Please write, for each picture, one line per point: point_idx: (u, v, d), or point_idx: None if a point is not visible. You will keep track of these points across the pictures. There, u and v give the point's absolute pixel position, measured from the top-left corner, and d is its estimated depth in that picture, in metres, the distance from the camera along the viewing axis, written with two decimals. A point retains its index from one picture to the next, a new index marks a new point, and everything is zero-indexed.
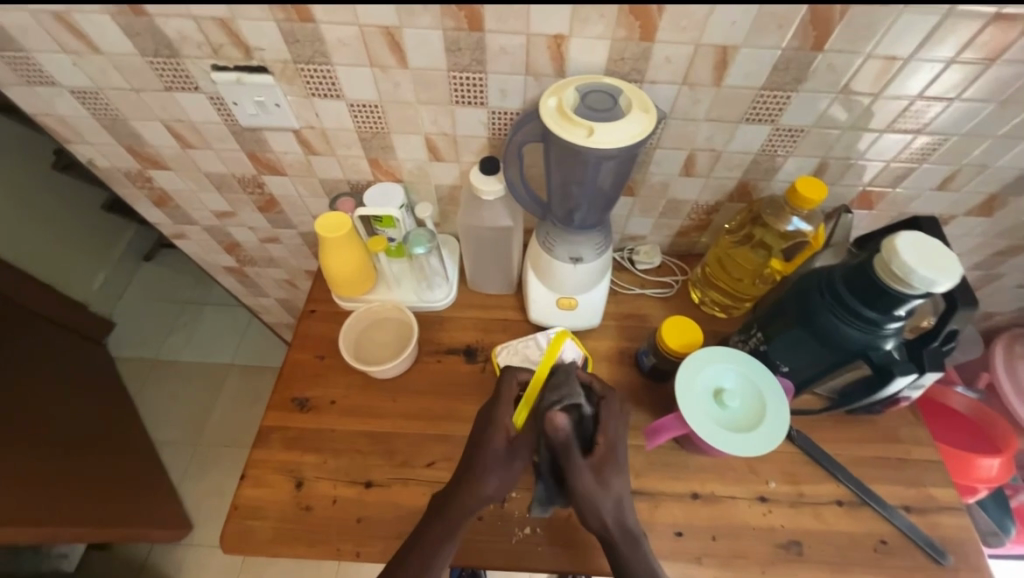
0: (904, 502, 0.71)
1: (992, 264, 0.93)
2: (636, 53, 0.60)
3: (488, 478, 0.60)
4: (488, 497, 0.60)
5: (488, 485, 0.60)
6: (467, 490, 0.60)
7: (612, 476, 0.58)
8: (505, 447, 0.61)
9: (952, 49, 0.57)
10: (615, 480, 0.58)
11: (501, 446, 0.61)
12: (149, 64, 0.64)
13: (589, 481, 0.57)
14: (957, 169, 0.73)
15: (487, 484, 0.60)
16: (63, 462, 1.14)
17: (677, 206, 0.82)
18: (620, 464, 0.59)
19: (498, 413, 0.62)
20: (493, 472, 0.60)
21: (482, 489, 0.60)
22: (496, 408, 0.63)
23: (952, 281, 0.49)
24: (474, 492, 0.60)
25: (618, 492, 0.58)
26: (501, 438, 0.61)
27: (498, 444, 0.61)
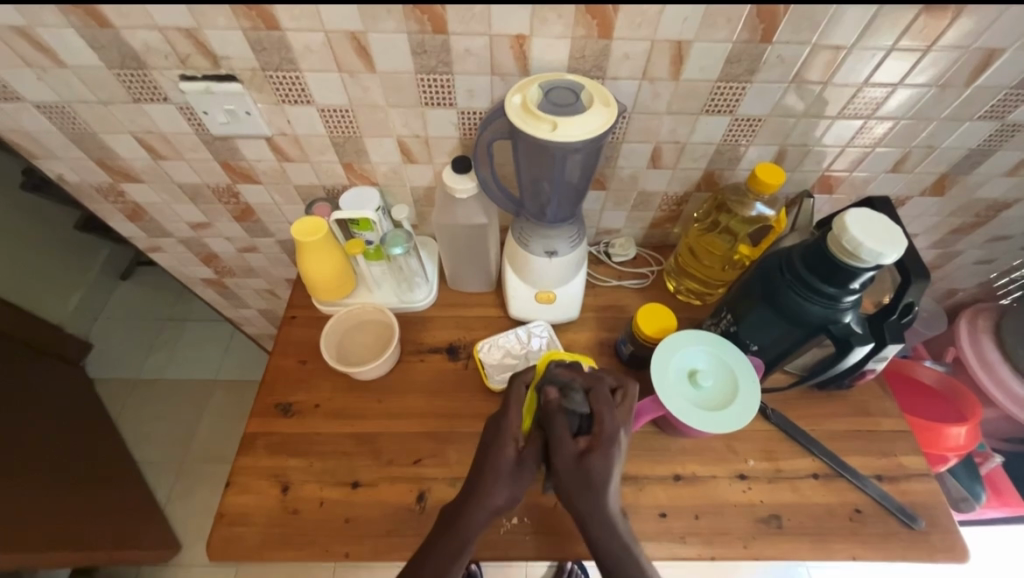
0: (876, 472, 0.74)
1: (949, 241, 0.97)
2: (596, 51, 0.62)
3: (500, 493, 0.58)
4: (498, 508, 0.58)
5: (498, 497, 0.58)
6: (477, 505, 0.58)
7: (596, 468, 0.56)
8: (515, 461, 0.59)
9: (890, 37, 0.60)
10: (599, 473, 0.56)
11: (511, 459, 0.59)
12: (116, 77, 0.64)
13: (570, 466, 0.56)
14: (908, 151, 0.76)
15: (496, 495, 0.58)
16: (43, 485, 1.12)
17: (647, 198, 0.85)
18: (609, 453, 0.57)
19: (506, 421, 0.61)
20: (504, 485, 0.58)
21: (491, 500, 0.58)
22: (504, 416, 0.61)
23: (898, 253, 0.52)
24: (485, 505, 0.58)
25: (601, 484, 0.56)
26: (512, 451, 0.59)
27: (509, 456, 0.59)
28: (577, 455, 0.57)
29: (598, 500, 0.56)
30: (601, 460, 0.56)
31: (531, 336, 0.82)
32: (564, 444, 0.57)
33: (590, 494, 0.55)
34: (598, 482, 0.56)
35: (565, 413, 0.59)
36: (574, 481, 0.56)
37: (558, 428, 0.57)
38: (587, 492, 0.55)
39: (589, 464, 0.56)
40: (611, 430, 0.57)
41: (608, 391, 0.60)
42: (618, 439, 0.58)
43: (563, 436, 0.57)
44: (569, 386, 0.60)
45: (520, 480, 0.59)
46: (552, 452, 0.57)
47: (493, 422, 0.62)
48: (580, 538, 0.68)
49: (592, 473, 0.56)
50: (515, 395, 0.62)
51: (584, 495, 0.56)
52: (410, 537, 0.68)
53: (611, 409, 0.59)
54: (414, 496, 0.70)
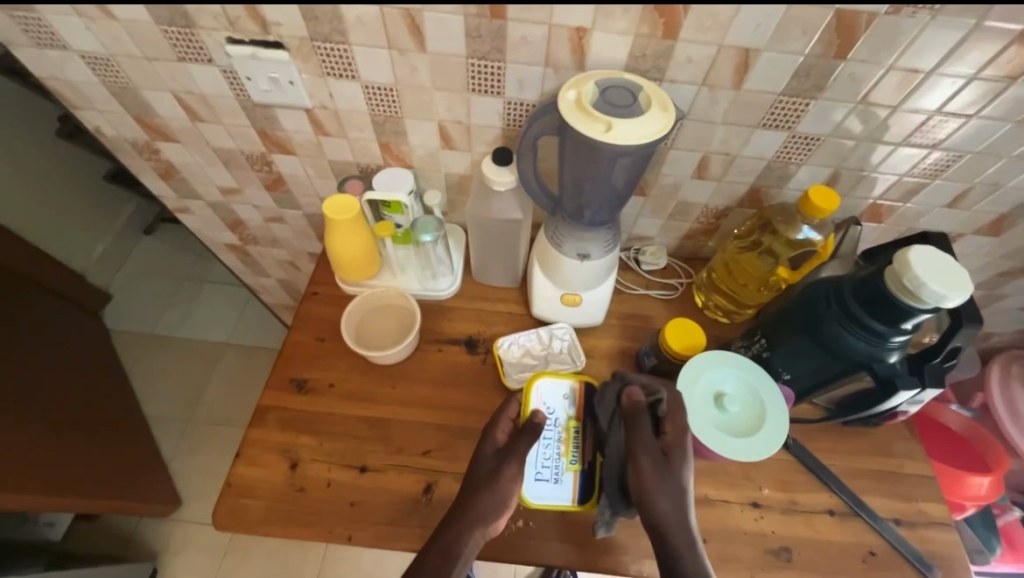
0: (895, 515, 0.71)
1: (995, 284, 0.93)
2: (658, 51, 0.59)
3: (479, 497, 0.60)
4: (484, 516, 0.60)
5: (482, 503, 0.60)
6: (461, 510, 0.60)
7: (678, 466, 0.58)
8: (493, 457, 0.64)
9: (974, 65, 0.57)
10: (680, 472, 0.58)
11: (489, 453, 0.64)
12: (163, 33, 0.63)
13: (655, 463, 0.58)
14: (969, 187, 0.72)
15: (481, 502, 0.60)
16: (54, 433, 1.13)
17: (686, 208, 0.82)
18: (688, 457, 0.60)
19: (491, 430, 0.66)
20: (485, 492, 0.61)
21: (476, 508, 0.60)
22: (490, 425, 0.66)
23: (962, 297, 0.50)
24: (464, 503, 0.61)
25: (683, 486, 0.58)
26: (488, 450, 0.64)
27: (483, 454, 0.64)
28: (660, 452, 0.59)
29: (680, 503, 0.57)
30: (679, 461, 0.59)
31: (552, 338, 0.81)
32: (648, 440, 0.59)
33: (674, 494, 0.57)
34: (678, 482, 0.58)
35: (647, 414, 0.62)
36: (657, 480, 0.57)
37: (640, 426, 0.61)
38: (669, 492, 0.57)
39: (672, 462, 0.59)
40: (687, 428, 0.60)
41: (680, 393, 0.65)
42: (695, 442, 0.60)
43: (644, 431, 0.60)
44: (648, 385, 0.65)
45: (497, 483, 0.61)
46: (632, 447, 0.60)
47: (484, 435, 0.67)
48: (584, 549, 0.67)
49: (674, 471, 0.58)
50: (512, 400, 0.69)
51: (665, 495, 0.57)
52: (413, 527, 0.67)
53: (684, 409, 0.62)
54: (420, 488, 0.69)
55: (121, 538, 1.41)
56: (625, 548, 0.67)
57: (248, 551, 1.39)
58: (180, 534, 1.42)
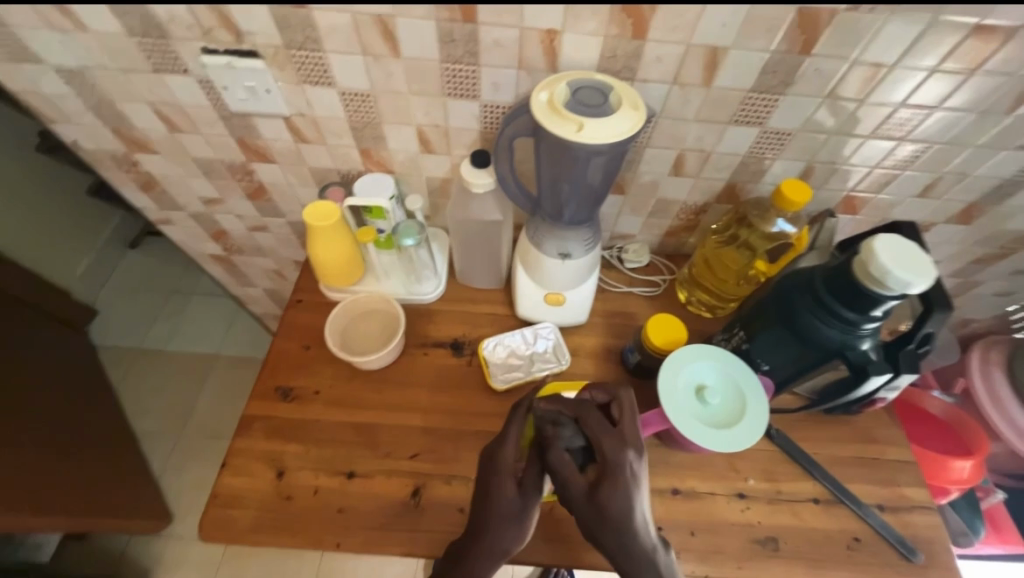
0: (878, 501, 0.72)
1: (970, 271, 0.95)
2: (628, 52, 0.60)
3: (507, 537, 0.58)
4: (504, 550, 0.58)
5: (503, 539, 0.57)
6: (482, 548, 0.57)
7: (612, 502, 0.54)
8: (516, 495, 0.58)
9: (934, 58, 0.58)
10: (616, 506, 0.54)
11: (512, 490, 0.58)
12: (137, 45, 0.63)
13: (583, 503, 0.55)
14: (938, 176, 0.74)
15: (502, 538, 0.57)
16: (40, 450, 1.11)
17: (665, 205, 0.83)
18: (624, 486, 0.55)
19: (503, 456, 0.59)
20: (508, 525, 0.58)
21: (497, 543, 0.57)
22: (501, 449, 0.60)
23: (927, 283, 0.51)
24: (492, 543, 0.57)
25: (622, 519, 0.54)
26: (511, 486, 0.58)
27: (509, 492, 0.58)
28: (586, 490, 0.55)
29: (623, 535, 0.54)
30: (611, 493, 0.54)
31: (538, 338, 0.81)
32: (571, 479, 0.55)
33: (614, 530, 0.54)
34: (620, 516, 0.54)
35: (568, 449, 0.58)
36: (593, 519, 0.55)
37: (560, 465, 0.56)
38: (609, 529, 0.54)
39: (602, 499, 0.54)
40: (615, 461, 0.55)
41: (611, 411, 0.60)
42: (629, 469, 0.55)
43: (570, 475, 0.56)
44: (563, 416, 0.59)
45: (523, 518, 0.58)
46: (562, 490, 0.56)
47: (487, 454, 0.61)
48: (574, 546, 0.67)
49: (608, 507, 0.54)
50: (517, 422, 0.60)
51: (606, 530, 0.54)
52: (402, 532, 0.67)
53: (613, 440, 0.57)
54: (409, 491, 0.69)
55: (111, 556, 1.39)
56: None
57: (242, 564, 1.37)
58: (172, 550, 1.40)
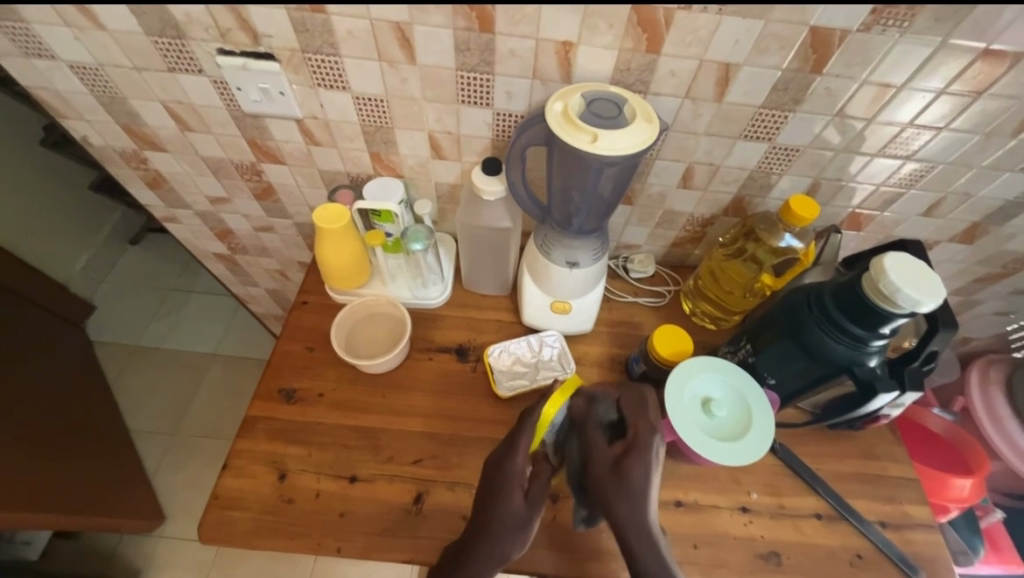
0: (880, 517, 0.72)
1: (971, 290, 0.96)
2: (642, 65, 0.61)
3: (509, 543, 0.57)
4: (504, 558, 0.57)
5: (505, 545, 0.57)
6: (483, 554, 0.56)
7: (634, 474, 0.56)
8: (523, 504, 0.58)
9: (942, 80, 0.59)
10: (637, 479, 0.56)
11: (518, 499, 0.58)
12: (153, 44, 0.63)
13: (606, 469, 0.57)
14: (942, 196, 0.75)
15: (504, 544, 0.57)
16: (33, 449, 1.10)
17: (673, 217, 0.83)
18: (646, 461, 0.57)
19: (512, 463, 0.60)
20: (512, 533, 0.57)
21: (498, 550, 0.57)
22: (510, 454, 0.60)
23: (935, 302, 0.52)
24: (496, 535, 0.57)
25: (640, 491, 0.55)
26: (518, 498, 0.58)
27: (515, 500, 0.58)
28: (613, 458, 0.57)
29: (638, 506, 0.55)
30: (635, 464, 0.56)
31: (543, 345, 0.81)
32: (601, 448, 0.58)
33: (629, 497, 0.55)
34: (637, 488, 0.56)
35: (599, 423, 0.61)
36: (611, 488, 0.56)
37: (592, 435, 0.60)
38: (626, 499, 0.55)
39: (625, 468, 0.56)
40: (643, 434, 0.58)
41: (634, 395, 0.63)
42: (654, 445, 0.57)
43: (599, 442, 0.59)
44: (598, 395, 0.63)
45: (524, 531, 0.57)
46: (587, 458, 0.59)
47: (494, 462, 0.61)
48: (576, 556, 0.66)
49: (630, 477, 0.56)
50: (529, 428, 0.61)
51: (622, 499, 0.55)
52: (403, 538, 0.66)
53: (644, 418, 0.60)
54: (411, 497, 0.69)
55: (102, 556, 1.37)
56: (616, 556, 0.67)
57: (235, 567, 1.36)
58: (163, 551, 1.38)
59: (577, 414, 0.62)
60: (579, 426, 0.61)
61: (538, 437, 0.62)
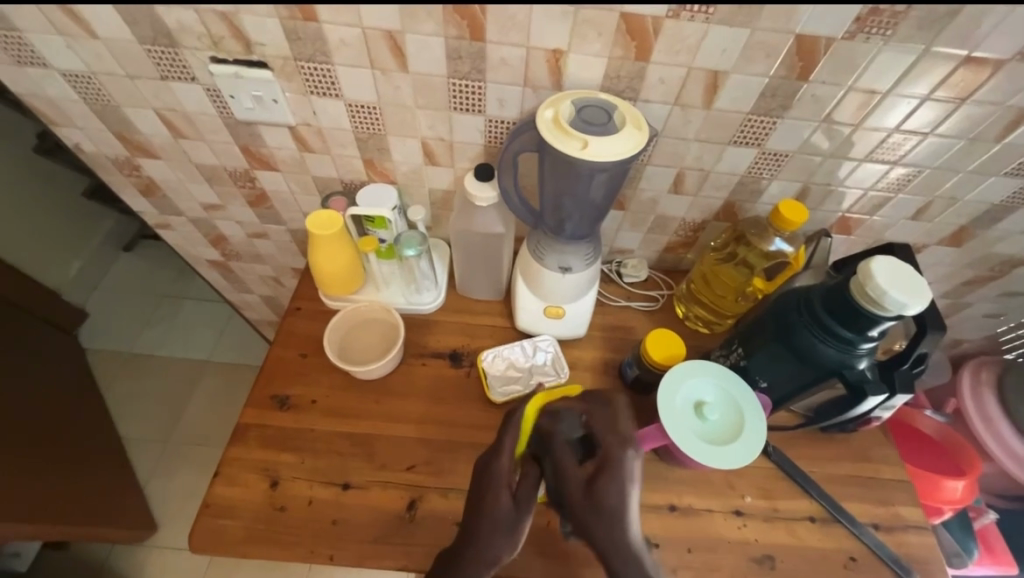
0: (873, 520, 0.73)
1: (961, 292, 0.97)
2: (632, 72, 0.62)
3: (498, 545, 0.56)
4: (494, 561, 0.56)
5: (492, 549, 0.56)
6: (473, 557, 0.56)
7: (606, 494, 0.55)
8: (510, 506, 0.58)
9: (927, 86, 0.60)
10: (611, 498, 0.54)
11: (505, 501, 0.58)
12: (146, 52, 0.64)
13: (579, 494, 0.55)
14: (930, 200, 0.76)
15: (492, 547, 0.56)
16: (24, 459, 1.09)
17: (665, 222, 0.84)
18: (619, 479, 0.55)
19: (497, 464, 0.59)
20: (500, 535, 0.56)
21: (487, 552, 0.56)
22: (495, 457, 0.60)
23: (922, 304, 0.52)
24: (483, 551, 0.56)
25: (616, 512, 0.54)
26: (505, 497, 0.58)
27: (503, 500, 0.57)
28: (584, 480, 0.56)
29: (616, 528, 0.53)
30: (608, 483, 0.55)
31: (537, 350, 0.81)
32: (571, 471, 0.57)
33: (607, 519, 0.54)
34: (613, 510, 0.54)
35: (567, 441, 0.59)
36: (587, 510, 0.54)
37: (560, 458, 0.58)
38: (602, 521, 0.54)
39: (597, 490, 0.55)
40: (613, 451, 0.57)
41: (603, 410, 0.61)
42: (626, 461, 0.56)
43: (569, 464, 0.57)
44: (562, 412, 0.61)
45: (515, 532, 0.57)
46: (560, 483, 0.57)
47: (482, 465, 0.61)
48: (570, 561, 0.66)
49: (603, 498, 0.54)
50: (512, 430, 0.61)
51: (599, 521, 0.54)
52: (396, 545, 0.66)
53: (610, 435, 0.58)
54: (404, 504, 0.69)
55: (93, 566, 1.35)
56: None
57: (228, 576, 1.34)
58: (155, 561, 1.37)
59: (543, 433, 0.60)
60: (547, 448, 0.59)
61: (524, 439, 0.62)
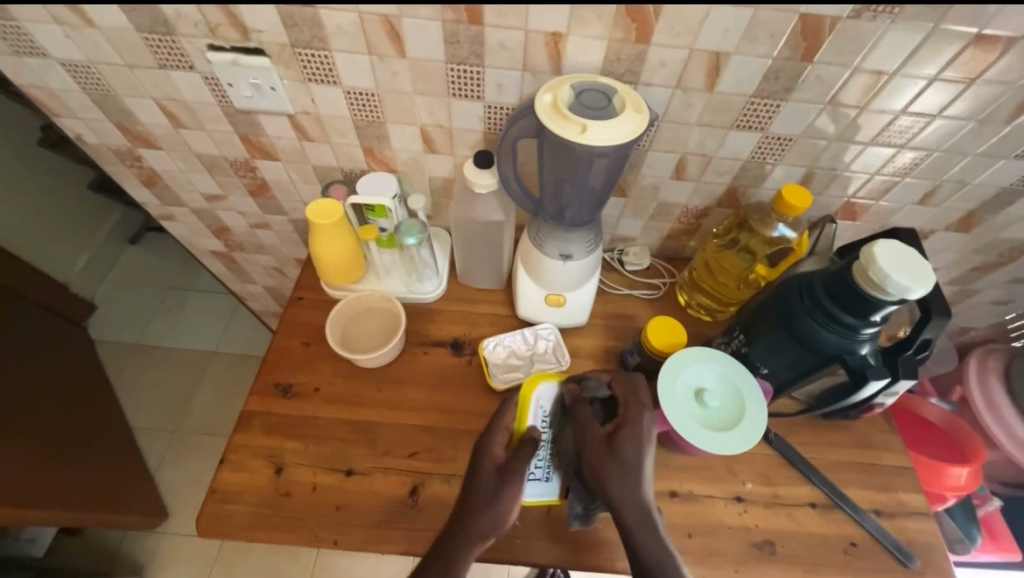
0: (875, 506, 0.73)
1: (968, 279, 0.96)
2: (632, 55, 0.61)
3: (482, 515, 0.58)
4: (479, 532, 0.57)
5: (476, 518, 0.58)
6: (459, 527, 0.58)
7: (627, 449, 0.59)
8: (494, 476, 0.60)
9: (935, 66, 0.59)
10: (630, 453, 0.59)
11: (489, 469, 0.61)
12: (144, 41, 0.63)
13: (600, 448, 0.59)
14: (937, 184, 0.75)
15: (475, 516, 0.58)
16: (37, 447, 1.11)
17: (667, 208, 0.83)
18: (639, 438, 0.60)
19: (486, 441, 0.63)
20: (484, 505, 0.58)
21: (471, 522, 0.58)
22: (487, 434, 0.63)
23: (926, 288, 0.52)
24: (472, 526, 0.58)
25: (634, 465, 0.59)
26: (490, 465, 0.61)
27: (485, 472, 0.60)
28: (606, 437, 0.60)
29: (632, 481, 0.58)
30: (628, 440, 0.60)
31: (538, 338, 0.82)
32: (592, 429, 0.61)
33: (624, 472, 0.58)
34: (629, 464, 0.59)
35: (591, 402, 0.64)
36: (606, 465, 0.58)
37: (584, 415, 0.62)
38: (620, 476, 0.58)
39: (619, 444, 0.59)
40: (635, 412, 0.61)
41: (624, 377, 0.66)
42: (644, 421, 0.61)
43: (591, 421, 0.62)
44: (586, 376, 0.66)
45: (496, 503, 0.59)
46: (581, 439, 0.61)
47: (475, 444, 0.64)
48: (571, 546, 0.67)
49: (623, 454, 0.59)
50: (506, 410, 0.64)
51: (618, 474, 0.58)
52: (399, 530, 0.67)
53: (632, 398, 0.63)
54: (406, 490, 0.69)
55: (107, 551, 1.39)
56: (610, 546, 0.67)
57: (238, 562, 1.37)
58: (166, 547, 1.40)
59: (568, 395, 0.64)
60: (571, 408, 0.64)
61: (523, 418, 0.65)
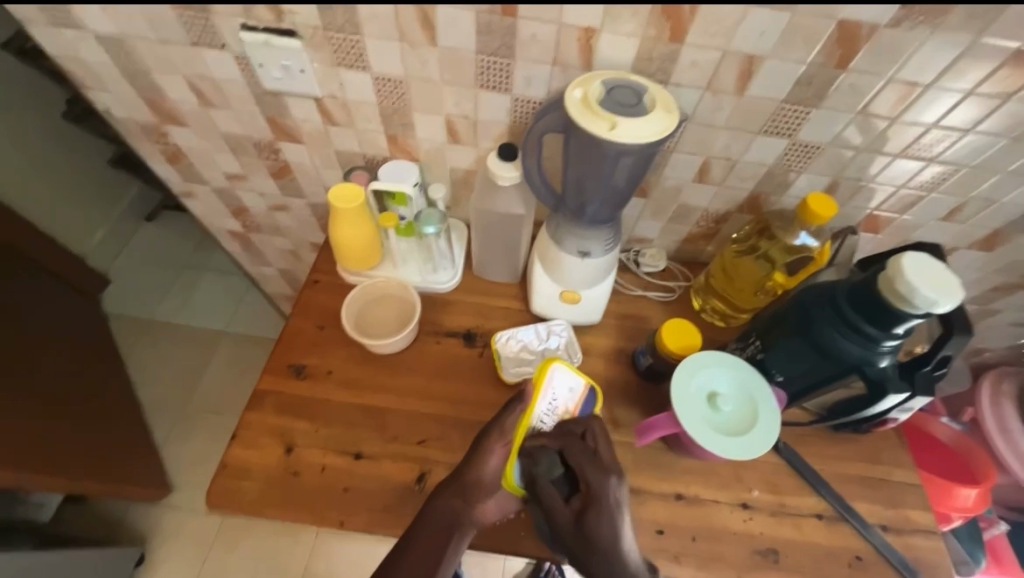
0: (882, 521, 0.72)
1: (989, 299, 0.94)
2: (664, 54, 0.60)
3: (442, 523, 0.61)
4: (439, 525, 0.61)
5: (434, 512, 0.61)
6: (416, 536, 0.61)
7: (599, 528, 0.57)
8: (451, 493, 0.62)
9: (971, 80, 0.58)
10: (603, 531, 0.57)
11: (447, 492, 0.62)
12: (178, 17, 0.64)
13: (572, 532, 0.58)
14: (964, 201, 0.74)
15: (433, 511, 0.62)
16: (50, 416, 1.13)
17: (686, 211, 0.83)
18: (607, 511, 0.58)
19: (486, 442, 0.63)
20: (443, 504, 0.61)
21: (429, 523, 0.61)
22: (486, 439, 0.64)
23: (951, 304, 0.51)
24: (439, 521, 0.61)
25: (610, 544, 0.57)
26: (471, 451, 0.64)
27: (452, 496, 0.62)
28: (573, 517, 0.59)
29: (611, 562, 0.57)
30: (598, 519, 0.58)
31: (550, 334, 0.81)
32: (560, 509, 0.59)
33: (599, 555, 0.57)
34: (608, 541, 0.57)
35: (550, 480, 0.61)
36: (580, 546, 0.58)
37: (546, 498, 0.60)
38: (597, 558, 0.57)
39: (589, 525, 0.58)
40: (599, 487, 0.59)
41: (580, 441, 0.62)
42: (614, 490, 0.59)
43: (557, 505, 0.59)
44: (535, 451, 0.62)
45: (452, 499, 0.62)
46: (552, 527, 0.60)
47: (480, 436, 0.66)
48: None
49: (595, 533, 0.57)
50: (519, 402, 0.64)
51: (595, 559, 0.57)
52: (406, 515, 0.67)
53: (592, 465, 0.60)
54: (414, 476, 0.70)
55: (110, 522, 1.41)
56: None
57: (239, 540, 1.39)
58: (169, 521, 1.41)
59: (526, 474, 0.62)
60: (534, 486, 0.61)
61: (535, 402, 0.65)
